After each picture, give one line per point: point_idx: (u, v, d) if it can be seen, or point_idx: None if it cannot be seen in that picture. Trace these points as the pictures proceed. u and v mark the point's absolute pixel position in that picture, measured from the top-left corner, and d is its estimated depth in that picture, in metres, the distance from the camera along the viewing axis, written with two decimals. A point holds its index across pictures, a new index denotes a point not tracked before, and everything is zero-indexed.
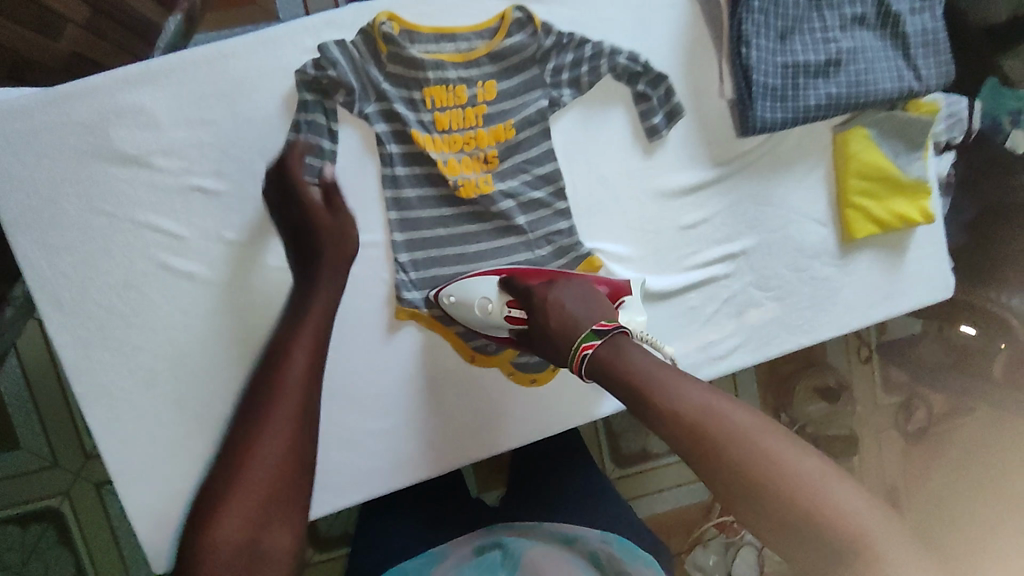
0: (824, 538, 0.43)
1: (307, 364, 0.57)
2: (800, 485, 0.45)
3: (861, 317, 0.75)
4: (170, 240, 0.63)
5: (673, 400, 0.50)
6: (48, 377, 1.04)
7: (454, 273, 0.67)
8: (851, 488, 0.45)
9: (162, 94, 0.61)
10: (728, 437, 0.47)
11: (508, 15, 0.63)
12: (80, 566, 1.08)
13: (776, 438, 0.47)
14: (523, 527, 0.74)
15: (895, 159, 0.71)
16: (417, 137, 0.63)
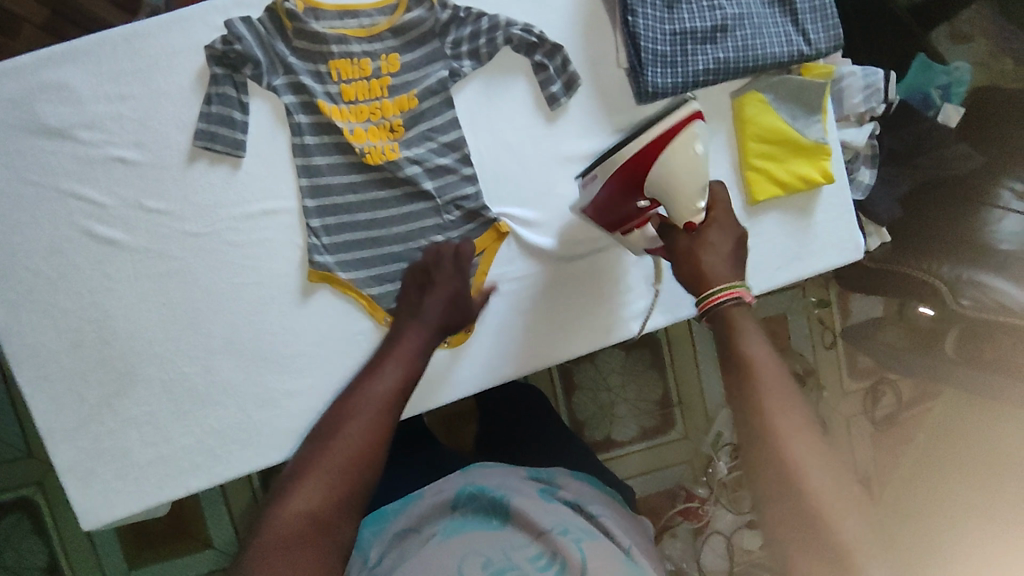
0: (813, 535, 0.54)
1: (400, 372, 0.67)
2: (813, 494, 0.55)
3: (770, 278, 0.77)
4: (93, 208, 0.67)
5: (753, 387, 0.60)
6: (5, 370, 1.15)
7: (366, 238, 0.70)
8: (852, 513, 0.54)
9: (84, 72, 0.66)
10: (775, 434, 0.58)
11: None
12: (53, 552, 1.16)
13: (813, 448, 0.57)
14: (502, 470, 0.79)
15: (793, 123, 0.74)
16: (323, 107, 0.67)
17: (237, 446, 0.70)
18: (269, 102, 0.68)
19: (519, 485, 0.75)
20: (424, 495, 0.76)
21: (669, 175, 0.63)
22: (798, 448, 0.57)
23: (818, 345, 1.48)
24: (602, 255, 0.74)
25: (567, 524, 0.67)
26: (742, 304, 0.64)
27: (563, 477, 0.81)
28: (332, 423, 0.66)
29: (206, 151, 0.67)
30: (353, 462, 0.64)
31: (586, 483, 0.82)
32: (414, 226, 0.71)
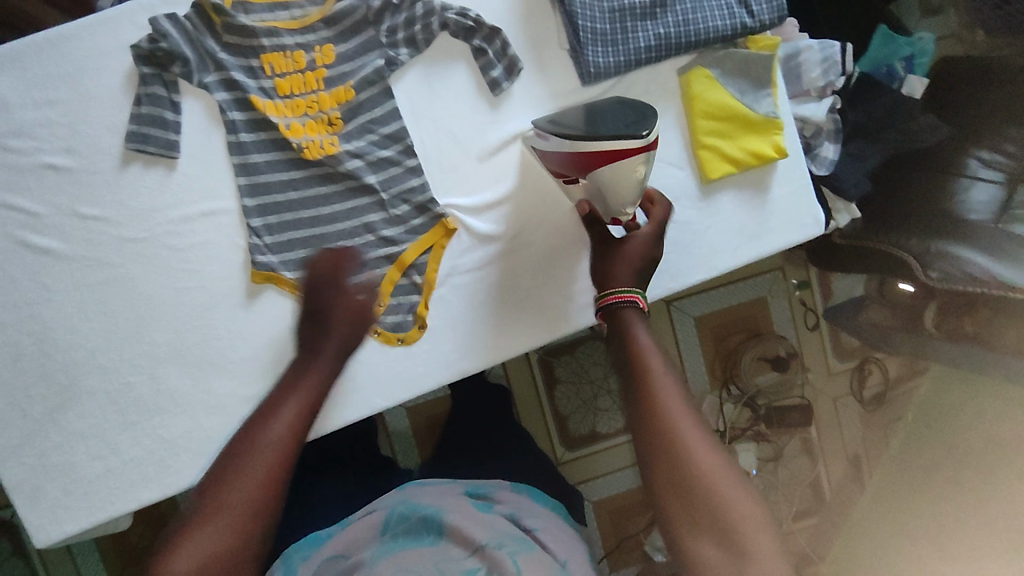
0: (719, 526, 0.56)
1: (296, 422, 0.63)
2: (713, 489, 0.58)
3: (728, 259, 0.75)
4: (27, 217, 0.65)
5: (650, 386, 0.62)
6: None
7: (309, 235, 0.68)
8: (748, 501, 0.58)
9: (10, 79, 0.64)
10: (676, 436, 0.60)
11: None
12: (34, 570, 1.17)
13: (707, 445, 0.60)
14: (436, 486, 0.87)
15: (742, 98, 0.72)
16: (257, 103, 0.66)
17: (189, 453, 0.68)
18: (202, 101, 0.66)
19: (455, 502, 0.83)
20: (355, 520, 0.84)
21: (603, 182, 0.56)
22: (694, 447, 0.59)
23: (801, 327, 1.46)
24: (554, 243, 0.73)
25: (502, 538, 0.75)
26: (637, 308, 0.67)
27: (503, 489, 0.89)
28: (232, 458, 0.60)
29: (140, 154, 0.66)
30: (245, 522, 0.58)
31: (527, 496, 0.89)
32: (358, 221, 0.69)
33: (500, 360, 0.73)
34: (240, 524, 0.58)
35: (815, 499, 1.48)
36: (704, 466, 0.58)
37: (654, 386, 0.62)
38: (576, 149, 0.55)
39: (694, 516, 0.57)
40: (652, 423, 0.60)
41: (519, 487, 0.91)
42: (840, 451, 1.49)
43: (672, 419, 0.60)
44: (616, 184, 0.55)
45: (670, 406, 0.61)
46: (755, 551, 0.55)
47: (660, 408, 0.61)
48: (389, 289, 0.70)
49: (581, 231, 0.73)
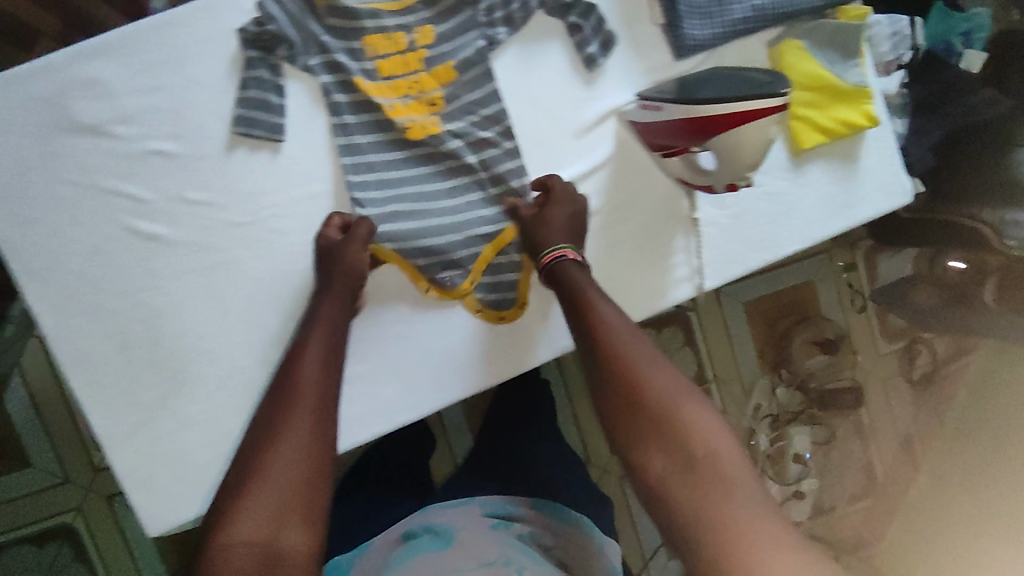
0: (677, 442, 0.55)
1: (320, 365, 0.63)
2: (668, 409, 0.57)
3: (819, 229, 0.76)
4: (135, 204, 0.66)
5: (596, 319, 0.62)
6: (45, 407, 1.25)
7: (415, 212, 0.68)
8: (705, 413, 0.57)
9: (115, 65, 0.64)
10: (627, 363, 0.59)
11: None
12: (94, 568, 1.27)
13: (658, 371, 0.59)
14: (454, 505, 0.94)
15: (832, 68, 0.73)
16: (360, 85, 0.66)
17: None
18: (306, 84, 0.67)
19: (469, 522, 0.88)
20: (375, 542, 0.90)
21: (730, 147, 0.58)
22: (645, 371, 0.59)
23: (849, 309, 1.47)
24: (650, 216, 0.74)
25: (509, 552, 0.81)
26: (574, 261, 0.66)
27: (522, 507, 0.95)
28: (264, 449, 0.59)
29: (246, 138, 0.66)
30: (311, 457, 0.58)
31: (545, 510, 0.94)
32: (460, 200, 0.70)
33: None
34: (286, 505, 0.55)
35: (868, 480, 1.50)
36: (649, 381, 0.58)
37: (603, 321, 0.62)
38: (709, 112, 0.56)
39: (645, 430, 0.56)
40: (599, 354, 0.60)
41: (538, 504, 0.96)
42: (892, 432, 1.50)
43: (617, 341, 0.61)
44: (746, 149, 0.57)
45: (616, 331, 0.62)
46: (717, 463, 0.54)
47: (603, 331, 0.61)
48: (481, 266, 0.70)
49: (676, 203, 0.74)
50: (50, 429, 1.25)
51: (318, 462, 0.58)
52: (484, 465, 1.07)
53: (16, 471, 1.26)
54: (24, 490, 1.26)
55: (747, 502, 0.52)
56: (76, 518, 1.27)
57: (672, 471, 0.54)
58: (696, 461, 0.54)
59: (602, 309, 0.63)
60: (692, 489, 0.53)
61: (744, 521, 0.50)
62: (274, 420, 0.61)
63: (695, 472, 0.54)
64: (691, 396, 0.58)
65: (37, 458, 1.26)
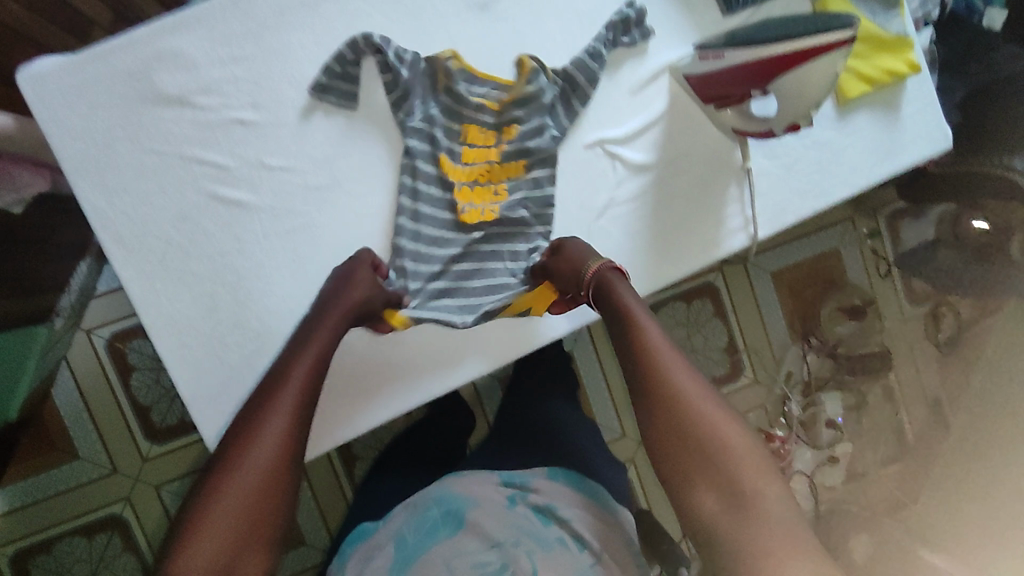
0: (722, 468, 0.60)
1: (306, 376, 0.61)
2: (716, 437, 0.61)
3: (866, 176, 0.79)
4: (217, 170, 0.68)
5: (652, 350, 0.66)
6: (93, 399, 1.27)
7: (455, 290, 0.71)
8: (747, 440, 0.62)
9: (197, 38, 0.67)
10: (681, 396, 0.63)
11: (525, 63, 0.71)
12: (143, 558, 1.28)
13: (706, 401, 0.63)
14: (473, 476, 0.92)
15: (874, 18, 0.77)
16: (444, 164, 0.70)
17: (376, 390, 0.72)
18: None
19: (485, 501, 0.87)
20: (392, 513, 0.91)
21: (786, 88, 0.61)
22: (695, 403, 0.63)
23: (873, 274, 1.49)
24: (704, 167, 0.76)
25: (518, 538, 0.82)
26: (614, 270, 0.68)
27: (538, 478, 0.92)
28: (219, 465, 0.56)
29: (321, 105, 0.70)
30: (266, 480, 0.55)
31: (563, 481, 0.91)
32: (488, 284, 0.71)
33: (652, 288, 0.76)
34: (241, 529, 0.53)
35: (898, 444, 1.49)
36: (702, 411, 0.63)
37: (657, 354, 0.65)
38: (768, 52, 0.60)
39: (694, 462, 0.61)
40: (652, 382, 0.64)
41: (553, 471, 0.93)
42: (920, 394, 1.50)
43: (672, 375, 0.64)
44: (803, 87, 0.60)
45: (666, 362, 0.65)
46: (756, 491, 0.59)
47: (657, 363, 0.65)
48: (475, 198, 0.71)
49: (729, 154, 0.76)
50: (98, 421, 1.27)
51: (282, 482, 0.56)
52: (521, 431, 1.05)
53: (64, 463, 1.27)
54: (73, 483, 1.28)
55: (788, 533, 0.57)
56: (126, 508, 1.28)
57: (718, 502, 0.59)
58: (739, 489, 0.59)
59: (654, 341, 0.66)
60: (735, 520, 0.58)
61: (783, 549, 0.56)
62: (237, 436, 0.57)
63: (738, 504, 0.59)
64: (738, 429, 0.63)
65: (85, 450, 1.27)
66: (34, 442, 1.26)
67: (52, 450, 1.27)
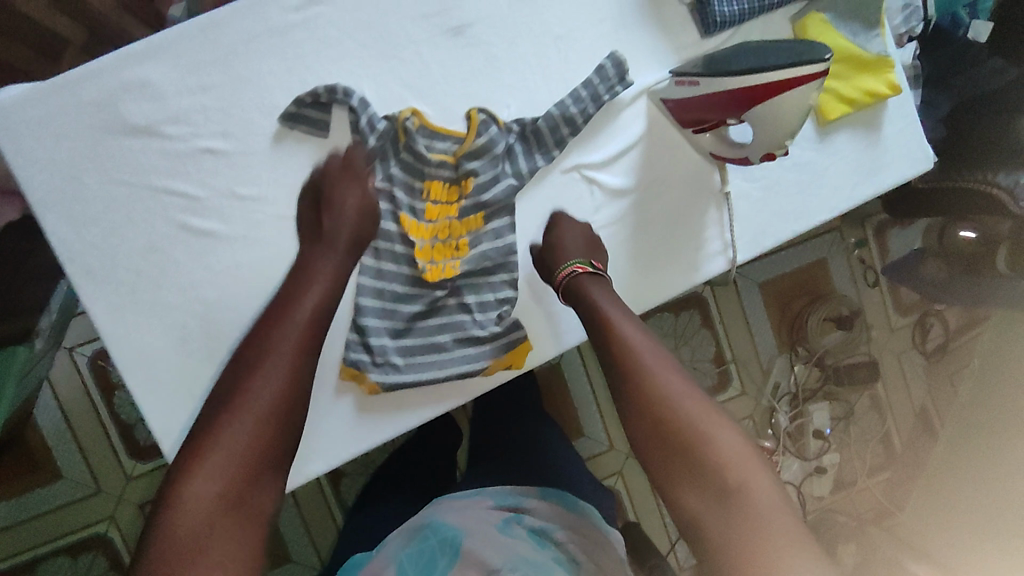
0: (706, 468, 0.60)
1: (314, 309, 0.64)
2: (700, 437, 0.61)
3: (846, 198, 0.78)
4: (186, 201, 0.67)
5: (633, 352, 0.65)
6: (75, 417, 1.26)
7: (423, 346, 0.71)
8: (732, 438, 0.62)
9: (165, 67, 0.66)
10: (661, 397, 0.63)
11: (474, 118, 0.70)
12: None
13: (691, 400, 0.63)
14: (467, 498, 0.92)
15: (853, 39, 0.75)
16: (405, 222, 0.69)
17: (351, 424, 0.71)
18: (352, 76, 0.69)
19: (484, 519, 0.87)
20: (386, 542, 0.88)
21: (760, 118, 0.60)
22: (678, 403, 0.63)
23: (861, 284, 1.49)
24: (682, 191, 0.75)
25: (516, 561, 0.80)
26: (585, 275, 0.68)
27: (532, 499, 0.91)
28: (212, 424, 0.59)
29: (291, 132, 0.69)
30: (276, 407, 0.60)
31: (555, 502, 0.92)
32: (457, 338, 0.71)
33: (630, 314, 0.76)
34: (247, 470, 0.57)
35: (885, 453, 1.53)
36: (685, 411, 0.62)
37: (638, 356, 0.65)
38: (740, 84, 0.59)
39: (678, 462, 0.61)
40: (632, 385, 0.64)
41: (548, 491, 0.93)
42: (906, 405, 1.53)
43: (654, 378, 0.64)
44: (777, 119, 0.59)
45: (647, 364, 0.65)
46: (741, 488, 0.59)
47: (637, 365, 0.64)
48: (439, 252, 0.70)
49: (707, 177, 0.76)
50: (80, 440, 1.26)
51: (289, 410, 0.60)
52: (507, 453, 1.04)
53: (47, 483, 1.26)
54: (57, 502, 1.26)
55: (775, 524, 0.57)
56: (110, 527, 1.27)
57: (702, 499, 0.59)
58: (723, 488, 0.59)
59: (635, 342, 0.66)
60: (722, 514, 0.58)
61: (771, 539, 0.56)
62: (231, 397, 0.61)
63: (723, 498, 0.58)
64: (722, 424, 0.62)
65: (69, 469, 1.26)
66: (17, 461, 1.25)
67: (35, 469, 1.26)
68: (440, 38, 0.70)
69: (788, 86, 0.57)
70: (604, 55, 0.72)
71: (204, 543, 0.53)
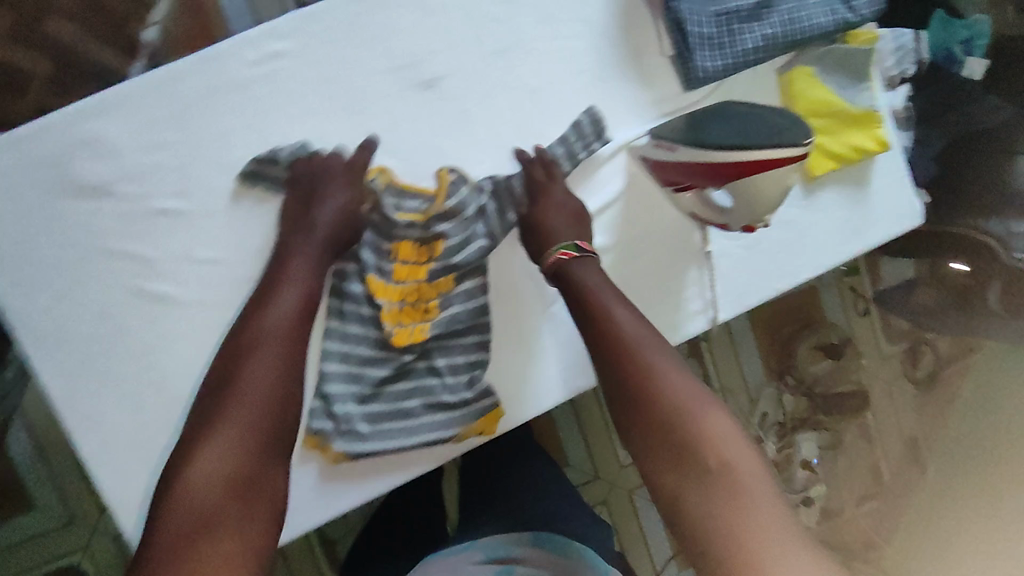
0: (689, 447, 0.54)
1: (300, 304, 0.62)
2: (684, 412, 0.56)
3: (832, 256, 0.75)
4: (142, 265, 0.64)
5: (617, 325, 0.61)
6: (45, 448, 1.19)
7: (390, 412, 0.67)
8: (719, 416, 0.56)
9: (117, 123, 0.63)
10: (647, 371, 0.58)
11: (445, 177, 0.67)
12: None
13: (677, 375, 0.58)
14: (455, 554, 0.84)
15: (842, 93, 0.72)
16: (371, 283, 0.66)
17: (314, 493, 0.68)
18: (316, 132, 0.66)
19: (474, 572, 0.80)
20: None
21: (738, 190, 0.59)
22: (662, 379, 0.58)
23: (851, 313, 1.46)
24: (663, 250, 0.72)
25: None
26: (569, 258, 0.65)
27: (522, 548, 0.84)
28: (204, 428, 0.57)
29: (252, 191, 0.66)
30: (269, 403, 0.58)
31: (549, 548, 0.83)
32: (425, 403, 0.68)
33: None
34: (244, 462, 0.55)
35: (874, 483, 1.45)
36: (668, 385, 0.57)
37: (623, 330, 0.61)
38: (721, 159, 0.57)
39: (659, 441, 0.55)
40: (615, 360, 0.59)
41: (540, 536, 0.85)
42: (897, 435, 1.46)
43: (640, 352, 0.59)
44: (754, 194, 0.58)
45: (631, 339, 0.60)
46: (727, 469, 0.52)
47: (621, 340, 0.60)
48: (409, 314, 0.67)
49: (688, 236, 0.73)
50: (53, 470, 1.20)
51: (281, 406, 0.58)
52: (494, 493, 1.00)
53: (18, 515, 1.20)
54: (26, 534, 1.20)
55: (765, 512, 0.50)
56: (83, 560, 1.21)
57: (685, 481, 0.53)
58: (705, 467, 0.53)
59: (619, 317, 0.62)
60: (706, 498, 0.52)
61: (759, 527, 0.49)
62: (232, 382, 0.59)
63: (709, 482, 0.52)
64: (713, 405, 0.57)
65: (40, 501, 1.20)
66: None
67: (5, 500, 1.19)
68: (409, 91, 0.67)
69: (762, 167, 0.56)
70: (581, 110, 0.70)
71: (213, 532, 0.51)
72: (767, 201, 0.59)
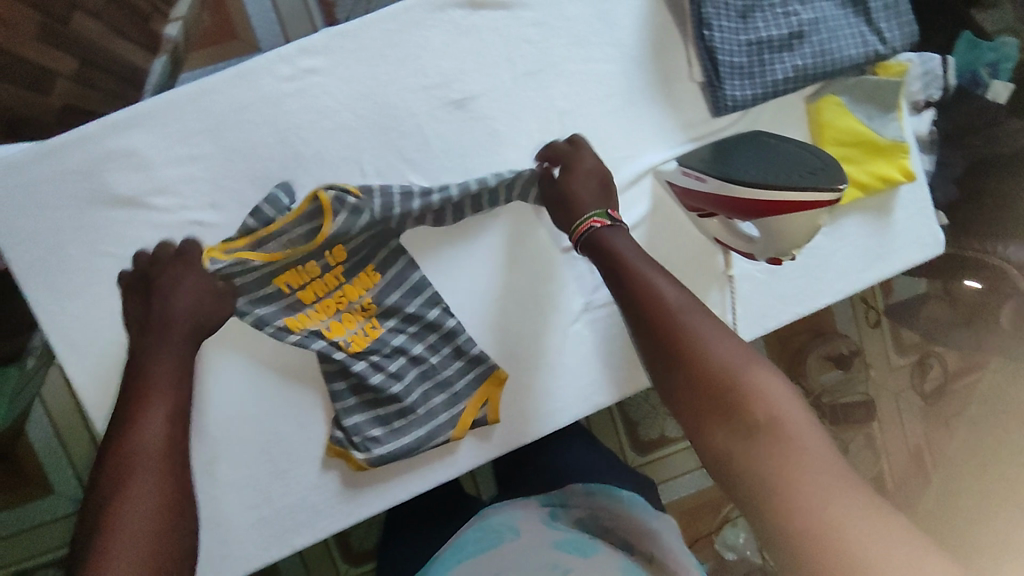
0: (739, 407, 0.51)
1: (164, 407, 0.57)
2: (732, 375, 0.52)
3: (853, 282, 0.76)
4: None
5: (654, 287, 0.58)
6: (64, 430, 1.14)
7: (394, 411, 0.68)
8: (769, 376, 0.52)
9: (153, 136, 0.64)
10: (688, 335, 0.55)
11: (322, 196, 0.62)
12: None
13: (720, 336, 0.55)
14: (512, 501, 0.80)
15: (870, 123, 0.72)
16: (292, 322, 0.64)
17: (337, 500, 0.69)
18: (347, 148, 0.66)
19: (523, 522, 0.74)
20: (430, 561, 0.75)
21: (770, 228, 0.61)
22: (704, 341, 0.54)
23: (862, 325, 1.36)
24: (685, 271, 0.73)
25: (563, 557, 0.65)
26: (605, 227, 0.63)
27: (575, 497, 0.79)
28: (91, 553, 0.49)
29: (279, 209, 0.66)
30: (163, 505, 0.52)
31: (603, 498, 0.78)
32: (422, 387, 0.68)
33: (628, 393, 0.74)
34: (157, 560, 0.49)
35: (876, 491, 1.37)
36: (712, 347, 0.54)
37: (662, 293, 0.57)
38: (758, 199, 0.59)
39: (705, 404, 0.52)
40: (654, 324, 0.56)
41: (594, 484, 0.80)
42: (902, 444, 1.38)
43: (680, 316, 0.56)
44: (785, 233, 0.60)
45: (669, 303, 0.57)
46: (781, 429, 0.49)
47: (659, 304, 0.57)
48: (348, 320, 0.66)
49: (711, 259, 0.73)
50: (71, 454, 1.15)
51: (173, 505, 0.53)
52: None
53: (39, 496, 1.15)
54: (43, 517, 1.15)
55: (826, 472, 0.46)
56: None
57: (737, 443, 0.50)
58: (758, 428, 0.49)
59: (655, 280, 0.59)
60: (764, 459, 0.48)
61: (822, 488, 0.45)
62: (99, 488, 0.53)
63: (765, 443, 0.49)
64: (757, 360, 0.53)
65: (59, 484, 1.15)
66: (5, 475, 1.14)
67: (25, 482, 1.14)
68: (439, 110, 0.67)
69: (793, 210, 0.58)
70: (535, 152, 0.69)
71: None
72: (794, 240, 0.61)
